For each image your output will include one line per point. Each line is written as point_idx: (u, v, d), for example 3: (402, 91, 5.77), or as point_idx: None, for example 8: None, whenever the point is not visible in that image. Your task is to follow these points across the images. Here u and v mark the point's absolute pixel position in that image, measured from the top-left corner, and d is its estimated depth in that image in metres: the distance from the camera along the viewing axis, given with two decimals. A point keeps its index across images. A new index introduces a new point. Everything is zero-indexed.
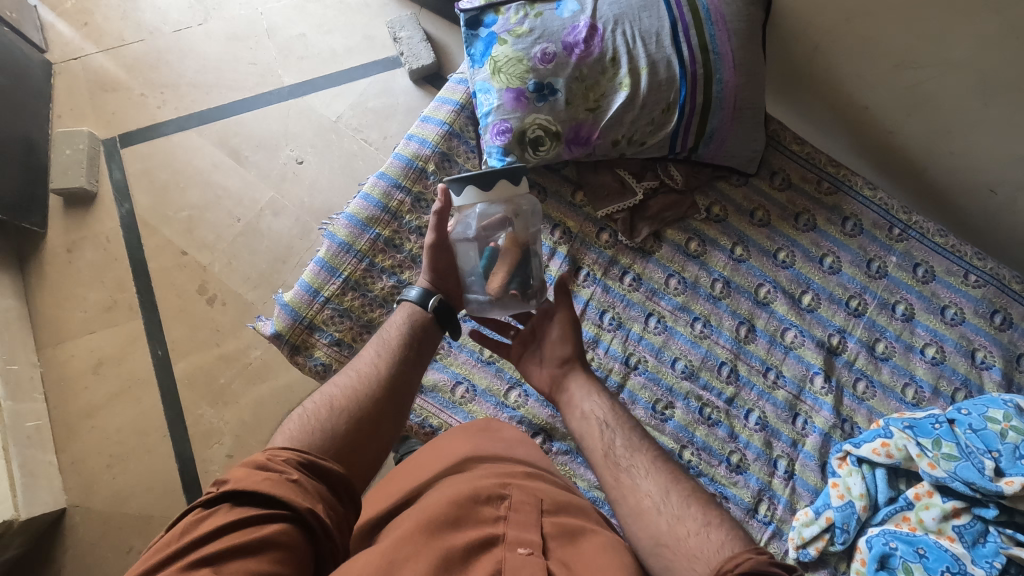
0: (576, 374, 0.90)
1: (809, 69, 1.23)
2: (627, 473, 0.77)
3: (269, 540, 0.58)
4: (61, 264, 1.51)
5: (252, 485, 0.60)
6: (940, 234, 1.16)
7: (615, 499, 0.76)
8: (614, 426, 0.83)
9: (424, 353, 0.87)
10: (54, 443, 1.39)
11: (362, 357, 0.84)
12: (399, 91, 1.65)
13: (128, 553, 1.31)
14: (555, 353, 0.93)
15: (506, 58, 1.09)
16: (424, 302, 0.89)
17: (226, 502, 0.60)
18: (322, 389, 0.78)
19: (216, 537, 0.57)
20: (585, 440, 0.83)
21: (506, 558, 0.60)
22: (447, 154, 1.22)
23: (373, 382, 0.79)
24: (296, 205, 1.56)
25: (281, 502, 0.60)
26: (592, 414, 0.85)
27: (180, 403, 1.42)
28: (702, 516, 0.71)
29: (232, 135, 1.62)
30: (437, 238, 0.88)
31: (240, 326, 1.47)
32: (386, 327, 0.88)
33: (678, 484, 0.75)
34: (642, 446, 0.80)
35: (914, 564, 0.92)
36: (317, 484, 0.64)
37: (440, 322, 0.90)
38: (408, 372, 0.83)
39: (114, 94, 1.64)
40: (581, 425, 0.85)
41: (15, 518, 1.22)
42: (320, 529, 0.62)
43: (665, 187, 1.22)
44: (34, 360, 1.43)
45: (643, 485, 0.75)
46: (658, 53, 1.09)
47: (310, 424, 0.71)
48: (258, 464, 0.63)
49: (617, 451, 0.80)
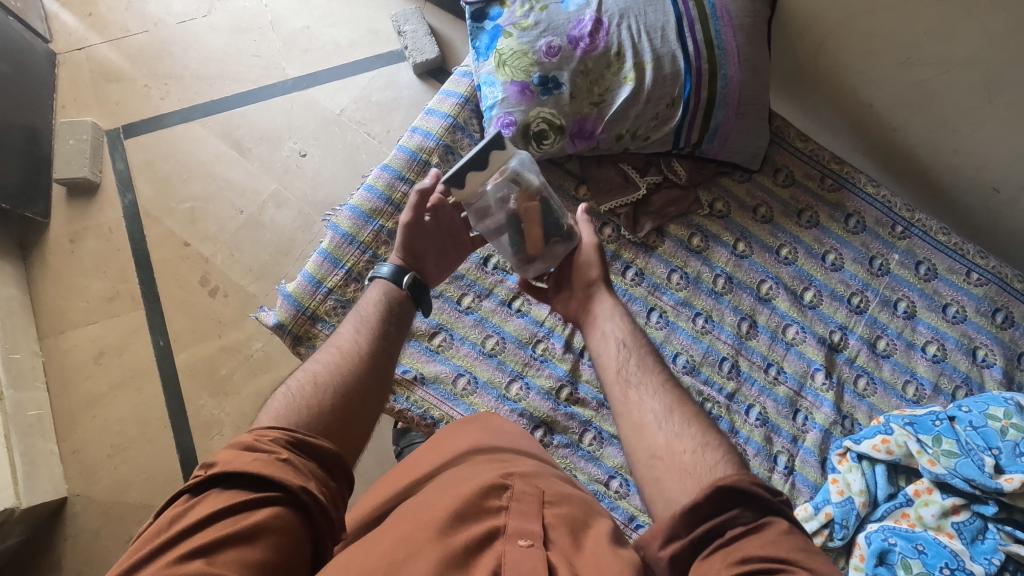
0: (600, 296, 0.92)
1: (814, 66, 1.23)
2: (635, 390, 0.79)
3: (260, 526, 0.57)
4: (63, 255, 1.51)
5: (240, 467, 0.60)
6: (943, 232, 1.17)
7: (619, 414, 0.79)
8: (631, 346, 0.85)
9: (402, 327, 0.89)
10: (55, 433, 1.39)
11: (341, 334, 0.85)
12: (402, 85, 1.65)
13: (127, 542, 1.31)
14: (582, 277, 0.94)
15: (511, 51, 1.09)
16: (398, 278, 0.92)
17: (215, 487, 0.60)
18: (304, 367, 0.79)
19: (205, 525, 0.57)
20: (601, 356, 0.86)
21: (506, 552, 0.58)
22: (451, 147, 1.22)
23: (356, 357, 0.80)
24: (299, 197, 1.56)
25: (272, 482, 0.60)
26: (610, 334, 0.87)
27: (181, 394, 1.42)
28: (699, 437, 0.73)
29: (235, 127, 1.62)
30: (413, 217, 0.94)
31: (241, 317, 1.47)
32: (364, 304, 0.90)
33: (681, 405, 0.77)
34: (653, 369, 0.82)
35: (912, 561, 0.91)
36: (308, 461, 0.65)
37: (413, 298, 0.92)
38: (389, 346, 0.85)
39: (118, 85, 1.64)
40: (599, 343, 0.87)
41: (16, 506, 1.23)
42: (315, 506, 0.62)
43: (668, 182, 1.22)
44: (35, 349, 1.43)
45: (648, 402, 0.78)
46: (663, 47, 1.09)
47: (296, 402, 0.72)
48: (246, 445, 0.63)
49: (629, 369, 0.82)
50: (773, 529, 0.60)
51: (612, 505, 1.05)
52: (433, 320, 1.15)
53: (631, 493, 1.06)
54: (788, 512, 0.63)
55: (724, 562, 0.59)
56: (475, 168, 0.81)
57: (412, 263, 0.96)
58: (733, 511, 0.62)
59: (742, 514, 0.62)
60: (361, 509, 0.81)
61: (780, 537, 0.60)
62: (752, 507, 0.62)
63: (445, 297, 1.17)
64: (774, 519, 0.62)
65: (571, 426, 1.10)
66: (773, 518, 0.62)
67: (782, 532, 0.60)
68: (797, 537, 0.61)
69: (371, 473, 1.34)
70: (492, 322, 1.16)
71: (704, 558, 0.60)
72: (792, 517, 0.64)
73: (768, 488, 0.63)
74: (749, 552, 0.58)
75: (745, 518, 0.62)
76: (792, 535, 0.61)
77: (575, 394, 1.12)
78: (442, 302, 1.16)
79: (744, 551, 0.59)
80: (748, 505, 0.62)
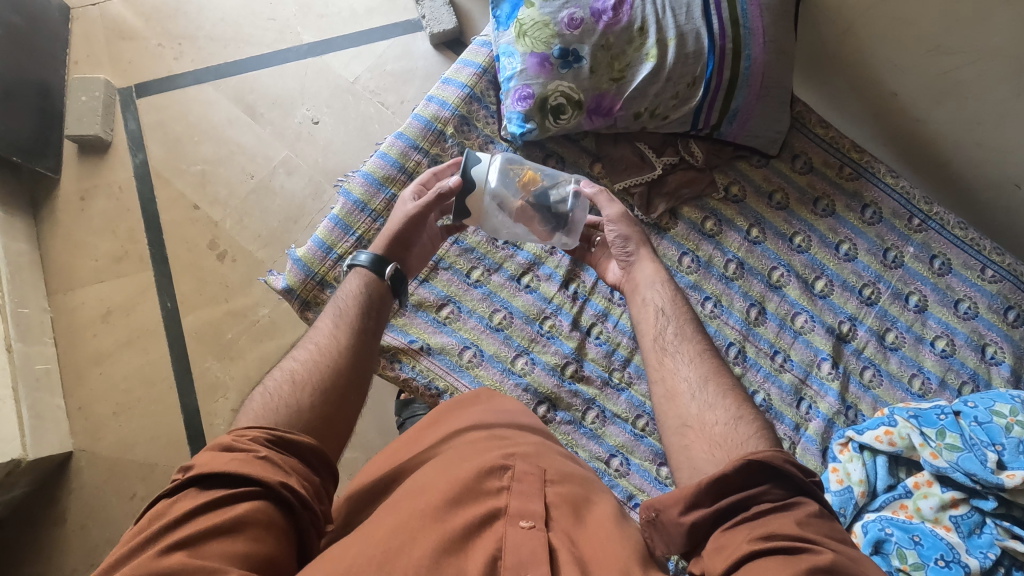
0: (640, 264, 0.96)
1: (841, 53, 1.21)
2: (672, 357, 0.82)
3: (241, 519, 0.56)
4: (72, 212, 1.51)
5: (218, 466, 0.59)
6: (960, 227, 1.15)
7: (654, 380, 0.81)
8: (669, 314, 0.88)
9: (381, 319, 0.89)
10: (63, 387, 1.40)
11: (319, 328, 0.85)
12: (418, 55, 1.63)
13: (130, 498, 1.33)
14: (618, 249, 0.99)
15: (532, 22, 1.07)
16: (378, 269, 0.92)
17: (194, 486, 0.59)
18: (281, 364, 0.79)
19: (186, 520, 0.55)
20: (640, 324, 0.89)
21: (507, 534, 0.59)
22: (467, 118, 1.21)
23: (334, 352, 0.80)
24: (310, 164, 1.55)
25: (250, 479, 0.59)
26: (651, 301, 0.90)
27: (187, 355, 1.43)
28: (733, 408, 0.74)
29: (248, 91, 1.60)
30: (421, 210, 0.98)
31: (249, 282, 1.47)
32: (342, 295, 0.90)
33: (716, 376, 0.79)
34: (692, 337, 0.84)
35: (908, 551, 0.92)
36: (288, 457, 0.64)
37: (393, 289, 0.94)
38: (368, 340, 0.85)
39: (131, 43, 1.62)
40: (639, 310, 0.91)
41: (22, 458, 1.24)
42: (296, 500, 0.61)
43: (685, 164, 1.21)
44: (44, 305, 1.44)
45: (683, 370, 0.80)
46: (687, 24, 1.08)
47: (274, 402, 0.71)
48: (224, 446, 0.62)
49: (667, 337, 0.85)
50: (802, 510, 0.61)
51: (612, 483, 1.06)
52: (441, 292, 1.15)
53: (631, 472, 1.07)
54: (819, 494, 0.63)
55: (746, 535, 0.59)
56: (468, 192, 0.97)
57: (394, 252, 0.97)
58: (762, 486, 0.62)
59: (771, 491, 0.62)
60: (360, 481, 0.81)
61: (808, 518, 0.60)
62: (782, 485, 0.63)
63: (453, 269, 1.16)
64: (805, 500, 0.62)
65: (575, 403, 1.10)
66: (803, 498, 0.62)
67: (811, 514, 0.61)
68: (824, 520, 0.61)
69: (373, 442, 1.35)
70: (500, 296, 1.16)
71: (726, 529, 0.61)
72: (822, 499, 0.64)
73: (800, 468, 0.64)
74: (774, 529, 0.59)
75: (774, 495, 0.62)
76: (820, 518, 0.61)
77: (580, 372, 1.12)
78: (450, 274, 1.16)
79: (769, 527, 0.59)
80: (778, 482, 0.63)
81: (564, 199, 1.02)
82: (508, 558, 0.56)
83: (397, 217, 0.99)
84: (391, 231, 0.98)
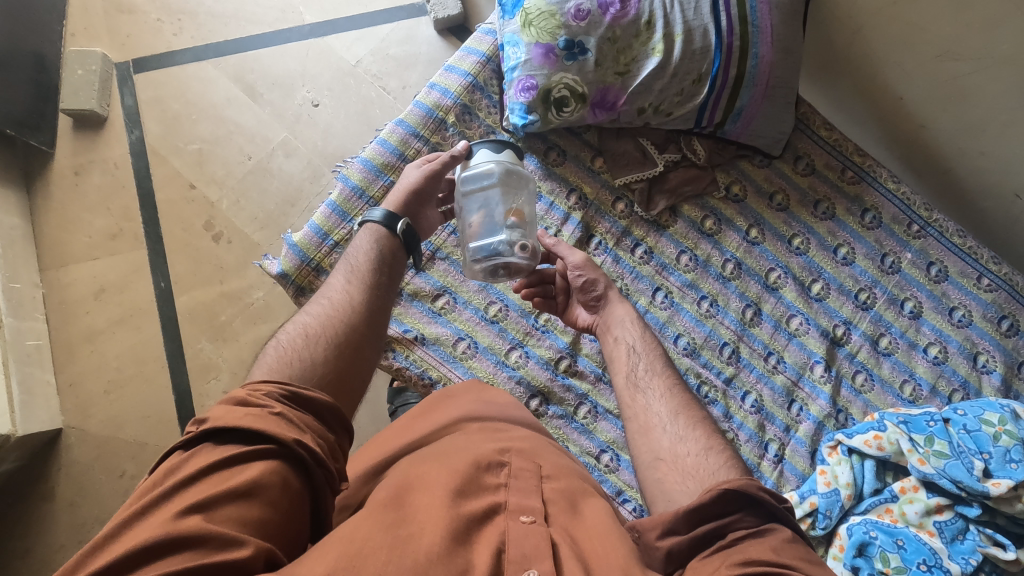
0: (610, 306, 0.95)
1: (848, 57, 1.19)
2: (643, 395, 0.82)
3: (257, 481, 0.56)
4: (67, 186, 1.49)
5: (232, 421, 0.58)
6: (958, 234, 1.14)
7: (628, 417, 0.81)
8: (641, 352, 0.88)
9: (394, 275, 0.88)
10: (53, 365, 1.39)
11: (332, 284, 0.84)
12: (421, 40, 1.60)
13: (121, 477, 1.34)
14: (587, 294, 0.96)
15: (538, 12, 1.06)
16: (390, 224, 0.91)
17: (209, 440, 0.58)
18: (294, 319, 0.78)
19: (200, 479, 0.55)
20: (613, 361, 0.89)
21: (510, 528, 0.58)
22: (468, 107, 1.20)
23: (347, 308, 0.79)
24: (308, 147, 1.54)
25: (265, 436, 0.58)
26: (622, 339, 0.90)
27: (180, 336, 1.42)
28: (703, 440, 0.75)
29: (248, 71, 1.57)
30: (439, 168, 0.97)
31: (244, 265, 1.46)
32: (354, 251, 0.88)
33: (686, 410, 0.79)
34: (662, 372, 0.85)
35: (891, 554, 0.94)
36: (304, 414, 0.63)
37: (405, 244, 0.92)
38: (380, 296, 0.84)
39: (130, 16, 1.59)
40: (612, 348, 0.91)
41: (11, 433, 1.23)
42: (311, 459, 0.60)
43: (686, 162, 1.20)
44: (36, 280, 1.43)
45: (654, 405, 0.80)
46: (696, 20, 1.06)
47: (288, 355, 0.71)
48: (238, 400, 0.61)
49: (639, 373, 0.85)
50: (775, 537, 0.61)
51: (601, 478, 1.07)
52: (437, 282, 1.14)
53: (621, 467, 1.08)
54: (790, 520, 0.64)
55: (724, 562, 0.59)
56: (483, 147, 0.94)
57: (408, 208, 0.96)
58: (735, 514, 0.63)
59: (744, 519, 0.62)
60: (354, 467, 0.81)
61: (783, 544, 0.60)
62: (755, 512, 0.63)
63: (450, 260, 1.16)
64: (777, 526, 0.62)
65: (568, 398, 1.11)
66: (776, 525, 0.62)
67: (784, 539, 0.61)
68: (797, 545, 0.61)
69: (364, 429, 1.35)
70: (496, 288, 1.15)
71: (702, 558, 0.61)
72: (794, 525, 0.64)
73: (773, 494, 0.64)
74: (751, 554, 0.58)
75: (747, 523, 0.62)
76: (794, 543, 0.61)
77: (574, 366, 1.12)
78: (447, 265, 1.15)
79: (746, 553, 0.59)
80: (751, 509, 0.63)
81: (511, 245, 0.88)
82: (512, 551, 0.55)
83: (412, 174, 0.98)
84: (408, 185, 0.96)
